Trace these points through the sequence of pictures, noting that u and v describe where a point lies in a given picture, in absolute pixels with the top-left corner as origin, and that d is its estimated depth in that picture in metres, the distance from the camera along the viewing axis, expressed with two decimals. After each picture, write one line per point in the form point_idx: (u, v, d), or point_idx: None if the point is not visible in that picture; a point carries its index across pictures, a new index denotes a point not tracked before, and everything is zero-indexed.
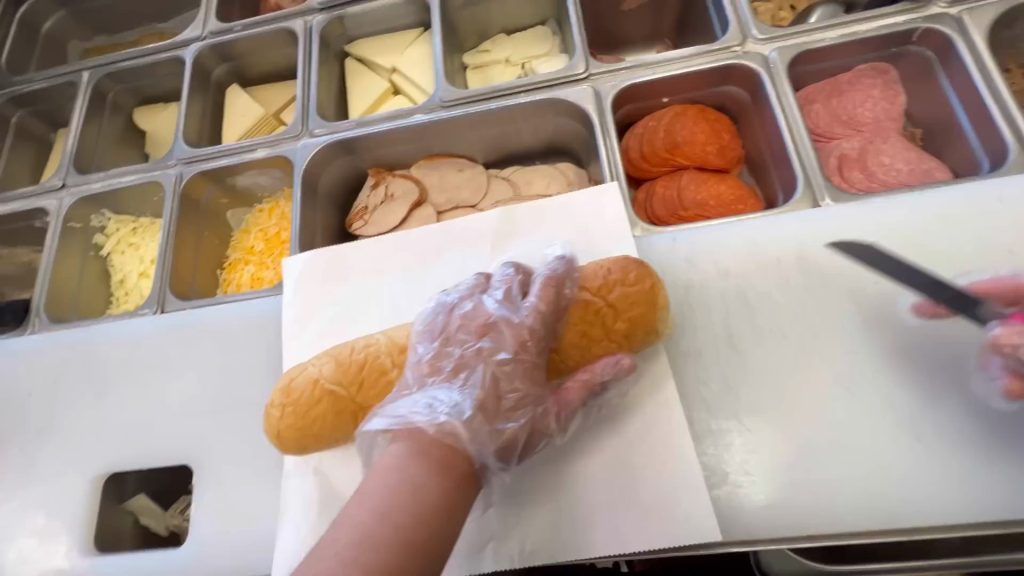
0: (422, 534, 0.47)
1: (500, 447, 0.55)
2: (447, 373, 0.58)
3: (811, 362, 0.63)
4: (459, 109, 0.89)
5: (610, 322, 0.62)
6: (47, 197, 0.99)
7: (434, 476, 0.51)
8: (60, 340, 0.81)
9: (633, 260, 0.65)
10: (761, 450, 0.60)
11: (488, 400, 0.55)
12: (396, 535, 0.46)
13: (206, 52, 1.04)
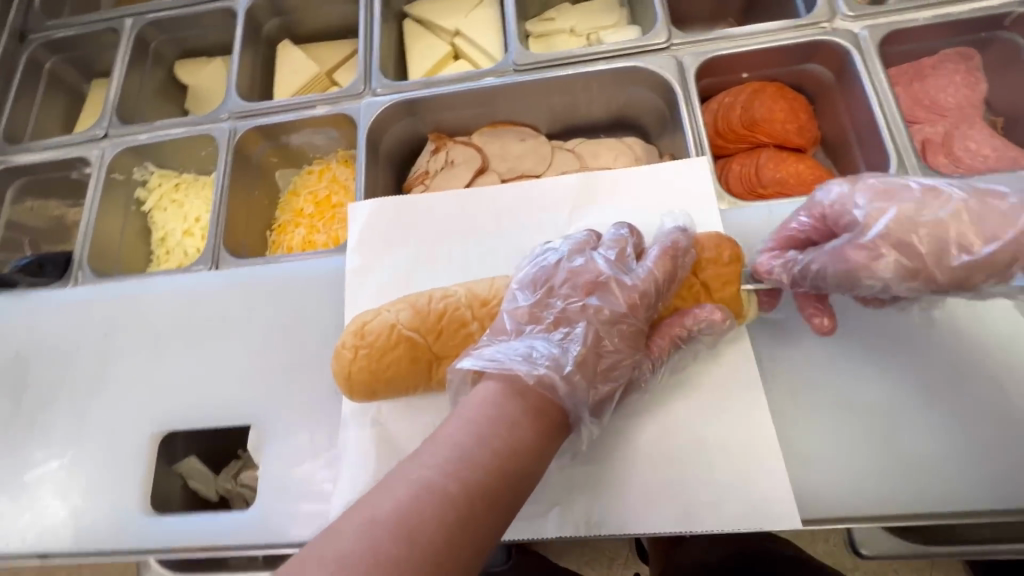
0: (511, 469, 0.47)
1: (594, 401, 0.55)
2: (547, 324, 0.58)
3: (911, 343, 0.62)
4: (532, 74, 0.86)
5: (709, 299, 0.61)
6: (87, 146, 0.94)
7: (528, 418, 0.51)
8: (112, 293, 0.77)
9: (728, 238, 0.63)
10: (860, 430, 0.58)
11: (589, 357, 0.55)
12: (488, 462, 0.46)
13: (259, 5, 1.00)
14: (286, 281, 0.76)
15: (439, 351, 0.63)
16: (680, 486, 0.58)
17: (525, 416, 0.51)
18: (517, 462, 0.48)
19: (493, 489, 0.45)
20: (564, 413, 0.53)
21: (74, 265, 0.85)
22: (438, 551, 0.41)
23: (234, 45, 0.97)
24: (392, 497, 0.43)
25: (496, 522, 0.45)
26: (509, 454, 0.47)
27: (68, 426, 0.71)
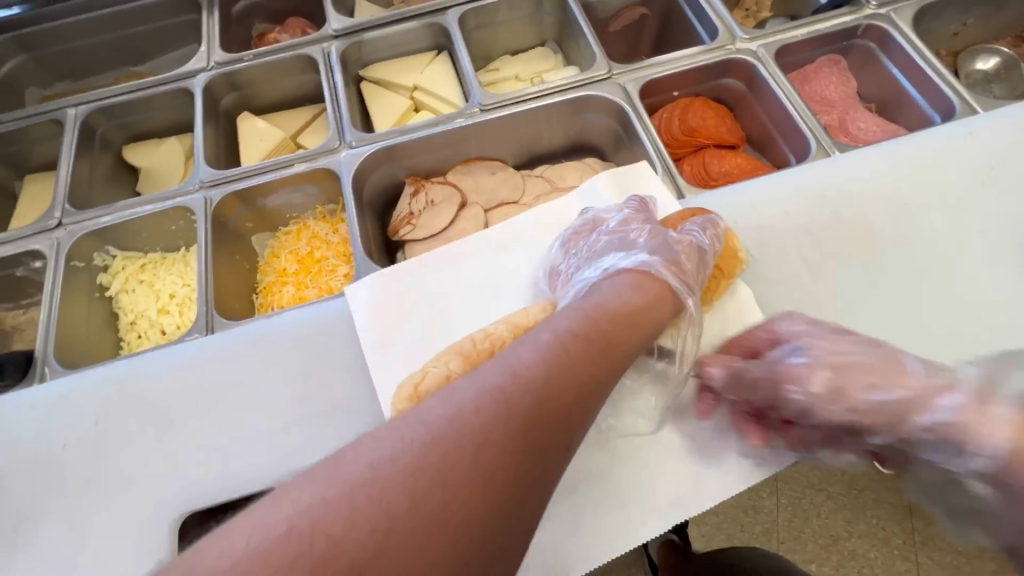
0: (608, 334, 0.52)
1: (666, 256, 0.62)
2: (588, 247, 0.69)
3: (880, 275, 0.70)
4: (497, 112, 0.95)
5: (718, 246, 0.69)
6: (39, 237, 0.88)
7: (621, 291, 0.57)
8: (98, 378, 0.70)
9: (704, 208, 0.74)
10: None
11: (624, 237, 0.67)
12: (590, 329, 0.51)
13: (215, 81, 1.02)
14: (294, 330, 0.73)
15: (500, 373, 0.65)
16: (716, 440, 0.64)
17: (616, 288, 0.58)
18: (607, 342, 0.51)
19: (584, 351, 0.48)
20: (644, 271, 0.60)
21: (39, 363, 0.76)
22: (534, 408, 0.42)
23: (196, 120, 0.98)
24: (492, 367, 0.45)
25: (599, 381, 0.48)
26: (594, 337, 0.51)
27: (64, 537, 0.62)
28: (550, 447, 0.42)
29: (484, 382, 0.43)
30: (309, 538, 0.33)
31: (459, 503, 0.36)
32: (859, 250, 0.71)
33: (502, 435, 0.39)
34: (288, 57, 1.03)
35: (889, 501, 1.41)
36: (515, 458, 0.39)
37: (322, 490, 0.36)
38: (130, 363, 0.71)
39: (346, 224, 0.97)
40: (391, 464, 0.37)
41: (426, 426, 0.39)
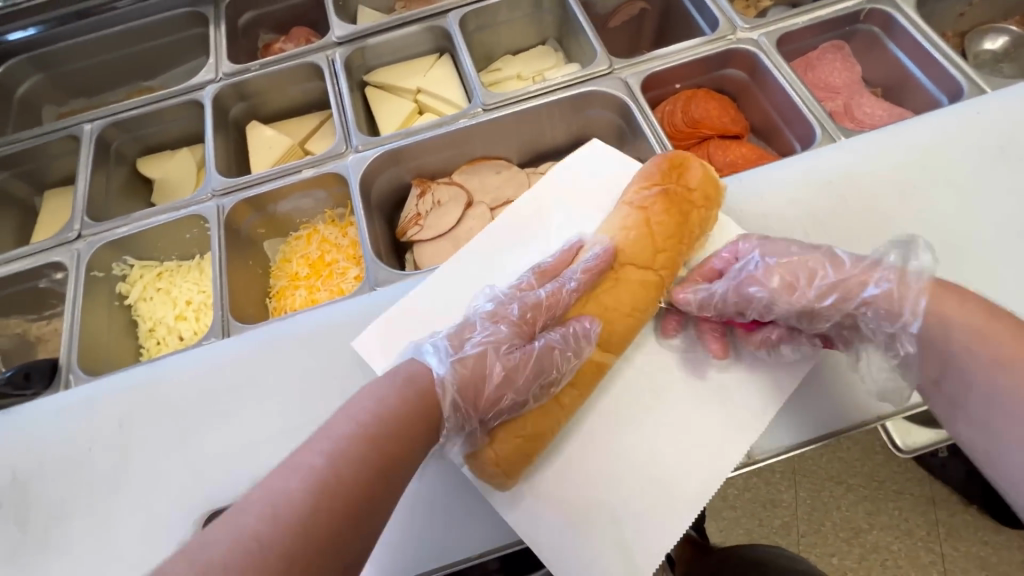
0: (401, 415, 0.48)
1: (566, 333, 0.57)
2: (541, 309, 0.59)
3: None
4: (499, 110, 0.96)
5: (683, 189, 0.67)
6: (59, 249, 0.90)
7: (519, 370, 0.54)
8: (119, 383, 0.72)
9: (659, 158, 0.70)
10: None
11: (551, 302, 0.59)
12: (375, 422, 0.47)
13: (223, 92, 1.04)
14: (307, 331, 0.73)
15: (562, 405, 0.57)
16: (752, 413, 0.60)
17: (511, 372, 0.54)
18: (387, 446, 0.46)
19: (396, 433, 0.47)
20: (544, 358, 0.55)
21: (63, 370, 0.79)
22: (321, 498, 0.41)
23: (207, 130, 1.00)
24: (302, 462, 0.43)
25: (403, 464, 0.47)
26: (408, 418, 0.48)
27: (92, 537, 0.64)
28: (326, 566, 0.40)
29: (324, 472, 0.42)
30: None
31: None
32: (868, 233, 0.71)
33: (326, 509, 0.41)
34: (294, 66, 1.05)
35: (912, 492, 1.39)
36: (321, 567, 0.40)
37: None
38: (149, 369, 0.73)
39: (355, 227, 0.99)
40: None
41: (240, 534, 0.38)
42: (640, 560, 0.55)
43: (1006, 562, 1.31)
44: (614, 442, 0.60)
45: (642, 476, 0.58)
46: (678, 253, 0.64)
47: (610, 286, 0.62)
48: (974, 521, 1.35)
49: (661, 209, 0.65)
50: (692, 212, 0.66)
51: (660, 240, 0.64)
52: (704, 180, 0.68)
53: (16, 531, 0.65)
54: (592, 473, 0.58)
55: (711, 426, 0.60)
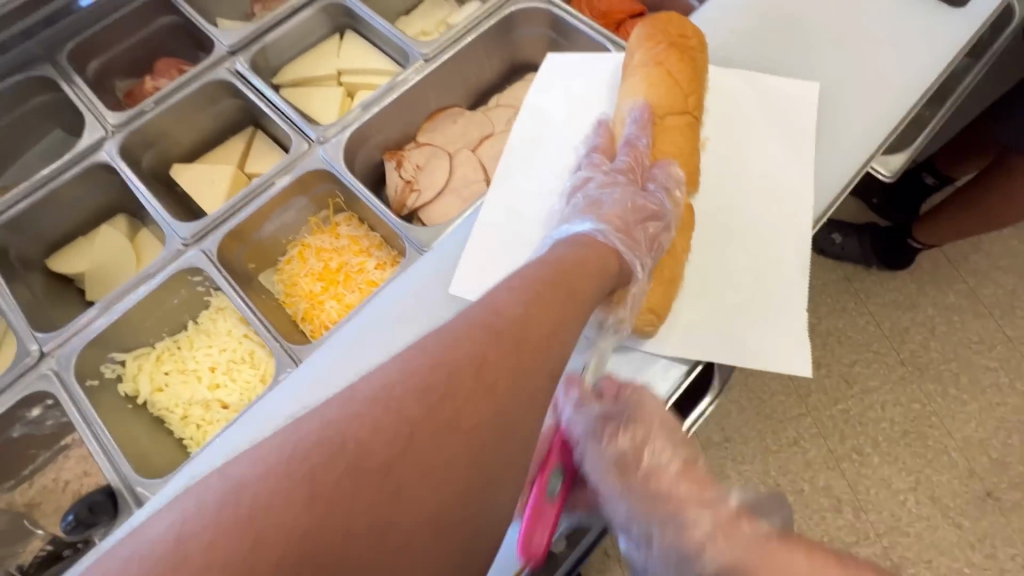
0: (554, 269, 0.54)
1: (669, 180, 0.67)
2: (636, 174, 0.68)
3: (819, 42, 0.85)
4: (442, 55, 0.96)
5: (688, 45, 0.73)
6: (22, 379, 0.73)
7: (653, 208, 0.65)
8: (218, 450, 0.64)
9: (653, 19, 0.75)
10: (849, 112, 0.79)
11: (635, 165, 0.68)
12: (536, 276, 0.53)
13: (128, 145, 0.90)
14: (392, 307, 0.70)
15: (677, 243, 0.68)
16: (796, 188, 0.73)
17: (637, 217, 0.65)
18: (570, 279, 0.54)
19: (559, 282, 0.53)
20: (647, 202, 0.66)
21: (127, 489, 0.67)
22: (507, 334, 0.47)
23: (137, 189, 0.86)
24: (506, 280, 0.53)
25: (568, 309, 0.51)
26: (579, 264, 0.56)
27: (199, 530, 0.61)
28: (546, 364, 0.47)
29: (528, 282, 0.52)
30: (438, 402, 0.41)
31: (491, 402, 0.43)
32: (795, 32, 0.86)
33: (505, 349, 0.46)
34: (197, 89, 0.93)
35: (831, 278, 1.70)
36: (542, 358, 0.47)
37: (411, 367, 0.43)
38: (246, 418, 0.65)
39: (343, 225, 0.93)
40: (461, 349, 0.45)
41: (476, 321, 0.47)
42: (793, 324, 0.65)
43: (908, 295, 1.67)
44: (719, 262, 0.69)
45: (757, 271, 0.68)
46: (700, 91, 0.72)
47: (662, 135, 0.70)
48: (881, 276, 1.68)
49: (676, 60, 0.71)
50: (698, 56, 0.73)
51: (685, 85, 0.71)
52: (692, 29, 0.75)
53: None
54: (722, 290, 0.67)
55: (777, 213, 0.71)
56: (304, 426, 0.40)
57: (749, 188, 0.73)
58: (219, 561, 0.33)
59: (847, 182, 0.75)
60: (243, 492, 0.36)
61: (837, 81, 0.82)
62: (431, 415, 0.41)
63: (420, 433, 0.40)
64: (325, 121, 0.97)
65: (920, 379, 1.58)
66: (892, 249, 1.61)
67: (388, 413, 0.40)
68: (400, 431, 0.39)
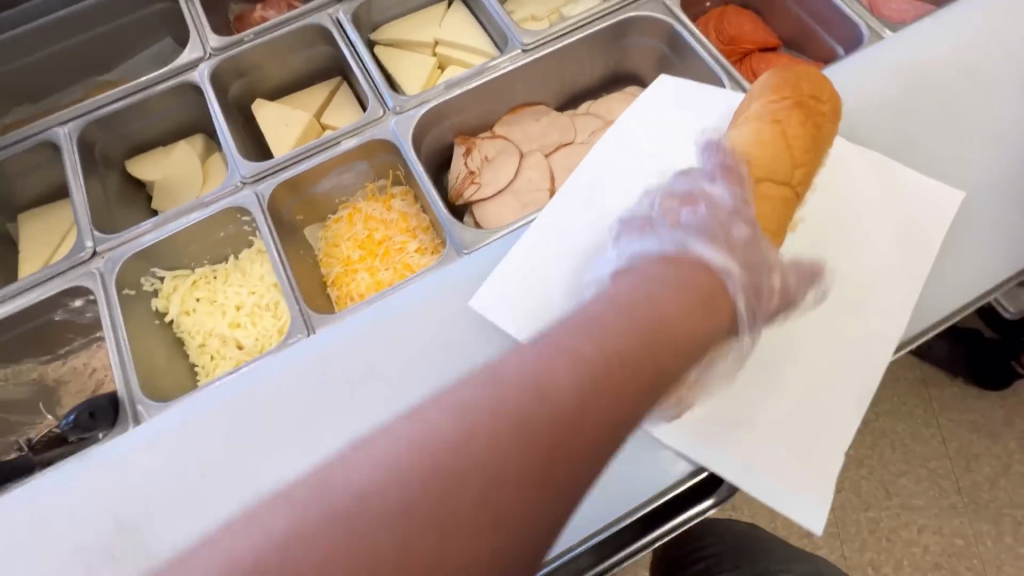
0: (635, 327, 0.41)
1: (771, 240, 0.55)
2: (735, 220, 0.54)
3: (974, 135, 0.72)
4: (543, 49, 0.90)
5: (818, 108, 0.64)
6: (71, 272, 0.79)
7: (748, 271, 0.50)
8: (215, 398, 0.65)
9: (789, 66, 0.66)
10: (979, 229, 0.68)
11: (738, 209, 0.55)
12: (614, 338, 0.40)
13: (219, 71, 0.92)
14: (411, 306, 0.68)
15: None
16: (889, 310, 0.63)
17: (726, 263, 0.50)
18: (657, 333, 0.41)
19: (634, 346, 0.40)
20: None
21: (129, 404, 0.70)
22: (566, 401, 0.37)
23: (217, 116, 0.88)
24: (567, 328, 0.41)
25: (640, 386, 0.40)
26: (669, 326, 0.42)
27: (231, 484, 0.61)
28: (592, 447, 0.37)
29: (614, 318, 0.42)
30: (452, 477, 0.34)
31: (512, 496, 0.34)
32: (948, 116, 0.73)
33: (553, 418, 0.36)
34: (295, 30, 0.93)
35: (903, 378, 1.51)
36: (592, 420, 0.37)
37: (416, 447, 0.35)
38: (244, 376, 0.66)
39: (397, 199, 0.91)
40: (490, 410, 0.36)
41: (521, 381, 0.37)
42: (828, 468, 0.57)
43: (991, 422, 1.45)
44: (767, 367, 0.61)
45: (808, 386, 0.60)
46: (812, 165, 0.63)
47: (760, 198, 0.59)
48: (963, 392, 1.48)
49: (797, 122, 0.62)
50: (827, 124, 0.64)
51: (797, 154, 0.62)
52: (829, 95, 0.66)
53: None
54: (762, 397, 0.60)
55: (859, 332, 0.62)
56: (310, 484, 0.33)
57: (834, 288, 0.64)
58: None
59: (944, 316, 0.66)
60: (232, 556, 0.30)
61: (979, 187, 0.69)
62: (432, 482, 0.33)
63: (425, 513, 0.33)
64: (406, 89, 0.94)
65: (973, 515, 1.38)
66: (985, 369, 1.40)
67: (390, 501, 0.33)
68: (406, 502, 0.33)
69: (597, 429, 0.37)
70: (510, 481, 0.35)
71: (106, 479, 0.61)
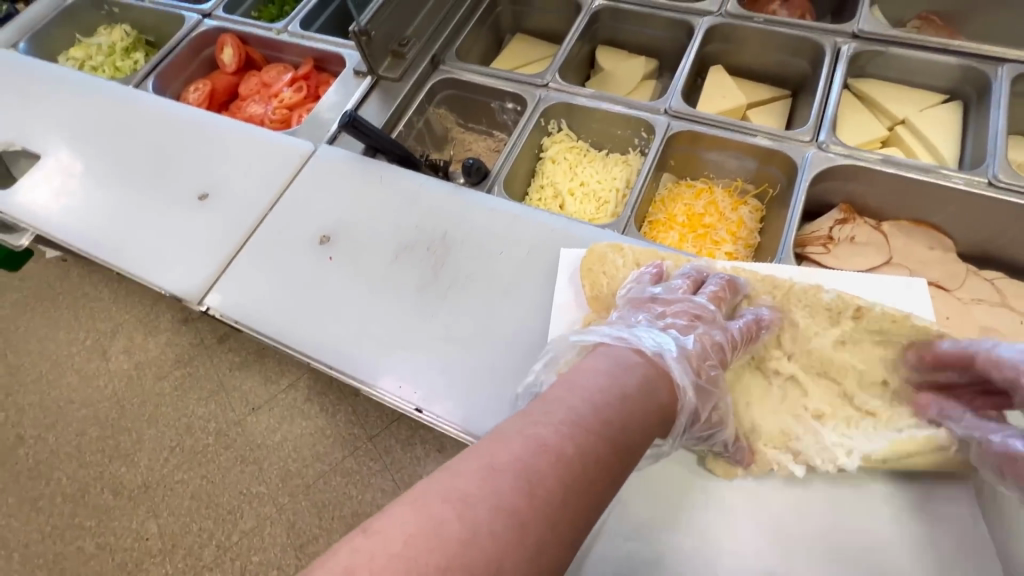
0: (607, 398, 0.51)
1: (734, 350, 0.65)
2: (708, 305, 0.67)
3: None
4: (1012, 195, 0.81)
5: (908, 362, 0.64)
6: (527, 85, 1.07)
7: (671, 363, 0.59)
8: (541, 220, 0.84)
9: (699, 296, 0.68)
10: None
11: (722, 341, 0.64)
12: (582, 391, 0.51)
13: (716, 29, 1.07)
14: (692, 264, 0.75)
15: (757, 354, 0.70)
16: None
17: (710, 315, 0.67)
18: (582, 410, 0.49)
19: (606, 409, 0.50)
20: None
21: (491, 181, 0.95)
22: (606, 414, 0.49)
23: (687, 57, 1.04)
24: (568, 380, 0.53)
25: (619, 428, 0.49)
26: (598, 388, 0.52)
27: (426, 303, 0.80)
28: (629, 448, 0.50)
29: (631, 369, 0.55)
30: (554, 419, 0.48)
31: (591, 440, 0.47)
32: None
33: (593, 422, 0.48)
34: (798, 38, 1.02)
35: None
36: (629, 447, 0.49)
37: (543, 429, 0.47)
38: (568, 221, 0.84)
39: (746, 207, 0.98)
40: (602, 390, 0.52)
41: (573, 386, 0.52)
42: None
43: None
44: None
45: None
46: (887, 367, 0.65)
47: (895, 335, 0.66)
48: None
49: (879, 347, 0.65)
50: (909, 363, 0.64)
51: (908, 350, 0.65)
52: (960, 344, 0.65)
53: (429, 269, 0.83)
54: None
55: None
56: (475, 455, 0.44)
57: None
58: (447, 525, 0.40)
59: None
60: (453, 495, 0.41)
61: None
62: (584, 445, 0.46)
63: (545, 457, 0.44)
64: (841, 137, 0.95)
65: None
66: None
67: (526, 447, 0.45)
68: (536, 440, 0.45)
69: (622, 464, 0.49)
70: (595, 461, 0.46)
71: (459, 208, 0.87)
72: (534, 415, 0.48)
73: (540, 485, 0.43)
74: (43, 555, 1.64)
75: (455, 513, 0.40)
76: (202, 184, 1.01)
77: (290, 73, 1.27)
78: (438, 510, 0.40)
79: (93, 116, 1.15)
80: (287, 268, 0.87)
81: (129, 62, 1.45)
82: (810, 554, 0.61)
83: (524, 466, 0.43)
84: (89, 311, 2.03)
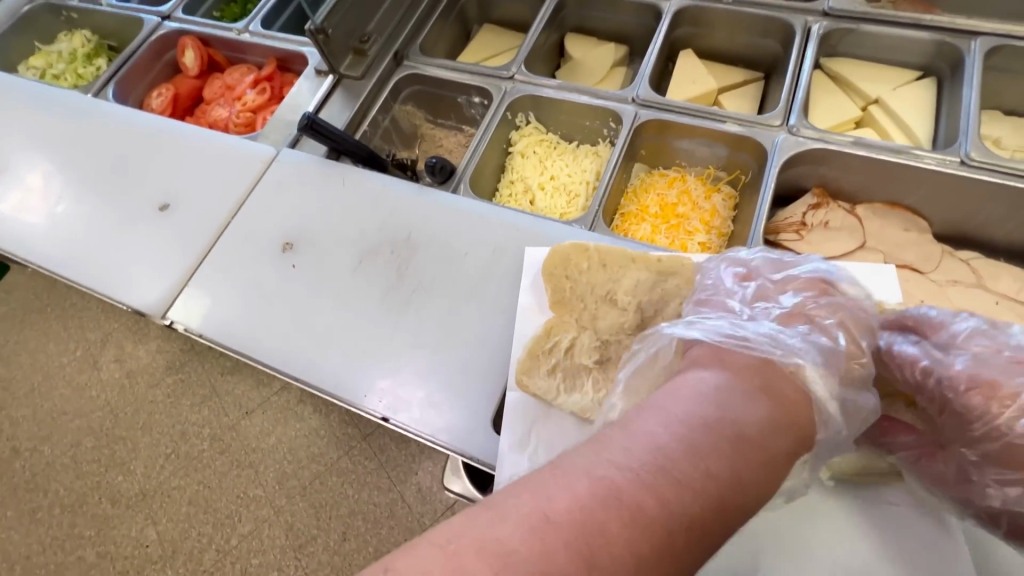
0: (709, 438, 0.40)
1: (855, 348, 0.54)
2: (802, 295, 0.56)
3: None
4: (985, 174, 0.79)
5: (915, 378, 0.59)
6: (493, 78, 1.04)
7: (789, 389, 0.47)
8: (507, 218, 0.82)
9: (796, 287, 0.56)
10: None
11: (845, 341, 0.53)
12: (679, 427, 0.41)
13: (684, 12, 1.04)
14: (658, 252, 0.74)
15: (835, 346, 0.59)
16: None
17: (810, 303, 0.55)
18: (675, 452, 0.39)
19: (704, 452, 0.39)
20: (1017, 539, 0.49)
21: (457, 180, 0.93)
22: (705, 460, 0.39)
23: (655, 42, 1.02)
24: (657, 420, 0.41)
25: (723, 477, 0.39)
26: (697, 426, 0.41)
27: (392, 309, 0.78)
28: (734, 503, 0.39)
29: (735, 404, 0.43)
30: (642, 466, 0.38)
31: (683, 495, 0.37)
32: None
33: (694, 472, 0.38)
34: (767, 19, 0.99)
35: None
36: (736, 503, 0.39)
37: (626, 475, 0.37)
38: (535, 219, 0.82)
39: (719, 194, 0.96)
40: (701, 429, 0.40)
41: (668, 420, 0.41)
42: None
43: None
44: None
45: None
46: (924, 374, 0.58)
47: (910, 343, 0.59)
48: None
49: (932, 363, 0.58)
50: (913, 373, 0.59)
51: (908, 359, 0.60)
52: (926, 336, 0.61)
53: (394, 273, 0.81)
54: None
55: None
56: (536, 493, 0.37)
57: None
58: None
59: None
60: (495, 544, 0.34)
61: None
62: (671, 500, 0.37)
63: (624, 512, 0.36)
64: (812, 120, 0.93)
65: None
66: None
67: (601, 496, 0.36)
68: (613, 490, 0.37)
69: (716, 525, 0.38)
70: (683, 522, 0.37)
71: (425, 209, 0.85)
72: (613, 451, 0.39)
73: (609, 546, 0.35)
74: (44, 566, 1.65)
75: (497, 568, 0.33)
76: (166, 193, 0.98)
77: (254, 74, 1.23)
78: (476, 564, 0.33)
79: (54, 127, 1.12)
80: (251, 278, 0.85)
81: (92, 68, 1.41)
82: (784, 550, 0.61)
83: (599, 521, 0.35)
84: (78, 321, 2.01)
